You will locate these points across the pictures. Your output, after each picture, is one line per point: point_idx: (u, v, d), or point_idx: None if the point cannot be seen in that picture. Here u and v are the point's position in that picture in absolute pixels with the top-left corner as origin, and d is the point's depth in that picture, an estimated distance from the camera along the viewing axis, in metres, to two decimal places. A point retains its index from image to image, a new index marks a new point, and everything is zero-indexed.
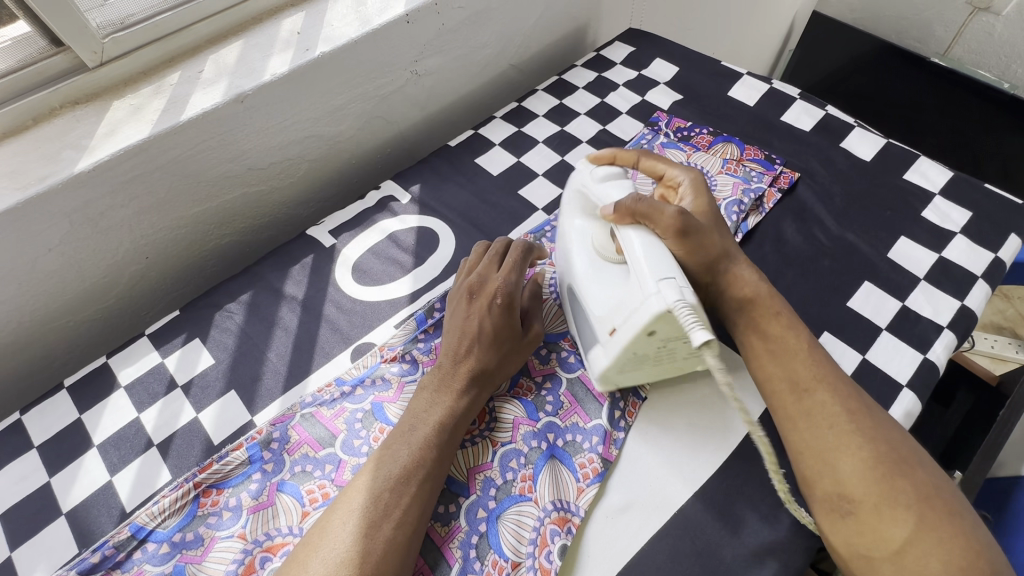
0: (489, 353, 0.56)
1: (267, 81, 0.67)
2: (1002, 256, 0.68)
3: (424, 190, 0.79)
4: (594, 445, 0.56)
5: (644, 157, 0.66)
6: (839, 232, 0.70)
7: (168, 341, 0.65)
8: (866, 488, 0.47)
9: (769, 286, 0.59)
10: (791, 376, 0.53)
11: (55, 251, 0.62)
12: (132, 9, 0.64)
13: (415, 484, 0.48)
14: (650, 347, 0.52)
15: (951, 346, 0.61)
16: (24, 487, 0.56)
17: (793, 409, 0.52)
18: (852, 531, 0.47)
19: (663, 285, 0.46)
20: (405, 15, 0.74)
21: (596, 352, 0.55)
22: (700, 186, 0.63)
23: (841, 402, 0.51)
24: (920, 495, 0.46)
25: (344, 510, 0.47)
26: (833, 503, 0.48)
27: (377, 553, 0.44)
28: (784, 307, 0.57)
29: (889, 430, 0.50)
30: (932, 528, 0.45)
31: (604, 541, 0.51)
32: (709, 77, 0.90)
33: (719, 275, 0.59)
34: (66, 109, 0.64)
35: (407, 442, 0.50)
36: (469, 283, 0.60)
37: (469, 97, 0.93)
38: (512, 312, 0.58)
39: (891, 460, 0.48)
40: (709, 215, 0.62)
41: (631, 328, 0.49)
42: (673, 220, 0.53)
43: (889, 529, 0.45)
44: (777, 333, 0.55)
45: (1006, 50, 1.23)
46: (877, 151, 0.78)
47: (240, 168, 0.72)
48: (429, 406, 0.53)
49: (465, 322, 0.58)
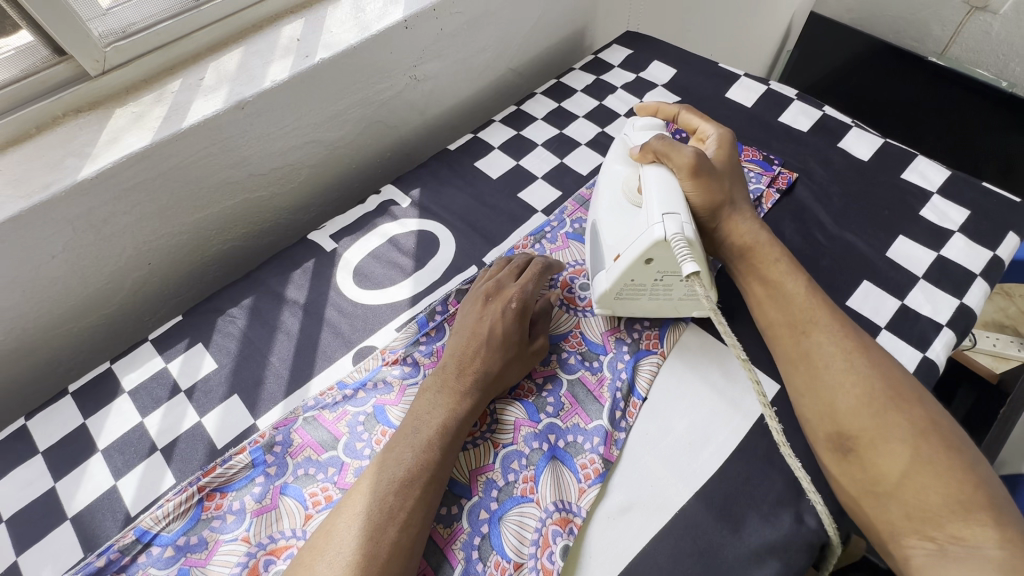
0: (496, 356, 0.57)
1: (268, 87, 0.68)
2: (1000, 253, 0.68)
3: (424, 194, 0.79)
4: (596, 446, 0.56)
5: (683, 111, 0.71)
6: (837, 232, 0.71)
7: (171, 346, 0.66)
8: (862, 422, 0.49)
9: (770, 235, 0.61)
10: (790, 318, 0.56)
11: (59, 258, 0.63)
12: (133, 17, 0.65)
13: (420, 486, 0.49)
14: (648, 278, 0.57)
15: (951, 343, 0.61)
16: (30, 492, 0.57)
17: (791, 350, 0.55)
18: (855, 468, 0.49)
19: (665, 219, 0.54)
20: (403, 20, 0.75)
21: (599, 278, 0.60)
22: (724, 142, 0.66)
23: (837, 343, 0.53)
24: (915, 431, 0.48)
25: (349, 512, 0.47)
26: (834, 441, 0.50)
27: (384, 555, 0.45)
28: (784, 254, 0.59)
29: (887, 367, 0.52)
30: (930, 460, 0.46)
31: (606, 541, 0.51)
32: (706, 78, 0.90)
33: (722, 222, 0.61)
34: (68, 117, 0.65)
35: (411, 444, 0.51)
36: (486, 287, 0.62)
37: (467, 102, 0.94)
38: (524, 320, 0.60)
39: (887, 396, 0.49)
40: (727, 165, 0.64)
41: (631, 253, 0.55)
42: (688, 159, 0.58)
43: (886, 461, 0.47)
44: (776, 278, 0.58)
45: (1004, 49, 1.23)
46: (875, 150, 0.79)
47: (241, 174, 0.73)
48: (432, 407, 0.54)
49: (478, 323, 0.59)
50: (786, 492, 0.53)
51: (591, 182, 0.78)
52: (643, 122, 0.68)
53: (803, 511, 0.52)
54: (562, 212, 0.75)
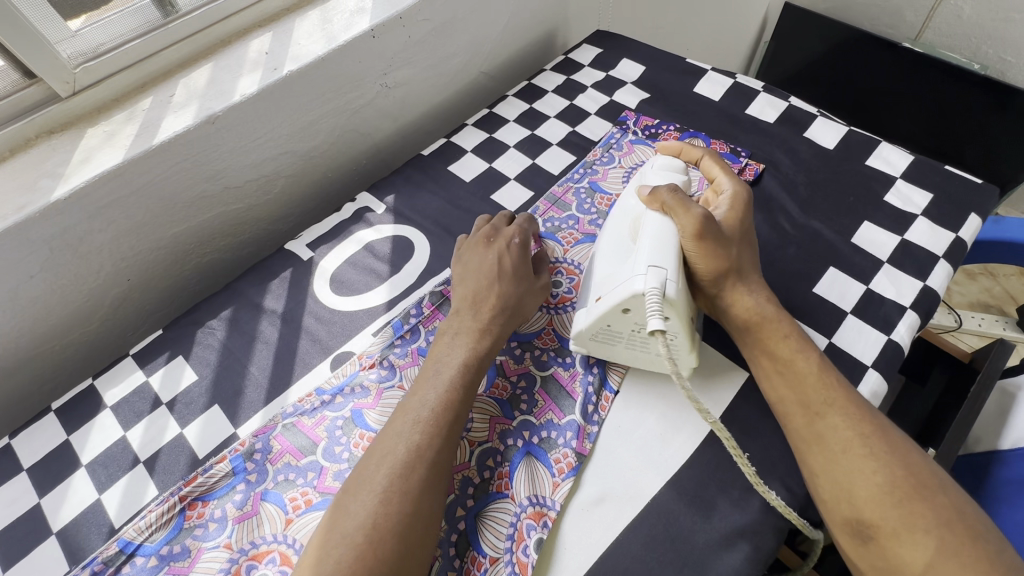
0: (509, 288, 0.60)
1: (237, 101, 0.69)
2: (963, 235, 0.69)
3: (398, 200, 0.80)
4: (569, 440, 0.57)
5: (706, 158, 0.69)
6: (803, 220, 0.72)
7: (152, 360, 0.67)
8: (885, 512, 0.47)
9: (776, 308, 0.59)
10: (803, 398, 0.54)
11: (37, 278, 0.64)
12: (102, 38, 0.66)
13: (444, 425, 0.51)
14: (625, 326, 0.57)
15: (915, 325, 0.63)
16: (15, 509, 0.58)
17: (804, 433, 0.53)
18: (875, 556, 0.48)
19: (648, 271, 0.54)
20: (370, 30, 0.76)
21: (579, 316, 0.60)
22: (736, 200, 0.63)
23: (855, 427, 0.51)
24: (939, 520, 0.47)
25: (379, 455, 0.49)
26: (853, 527, 0.48)
27: (415, 490, 0.47)
28: (793, 330, 0.58)
29: (906, 453, 0.50)
30: (955, 553, 0.45)
31: (579, 533, 0.52)
32: (674, 75, 0.91)
33: (726, 289, 0.60)
34: (41, 138, 0.66)
35: (433, 386, 0.53)
36: (485, 231, 0.65)
37: (440, 106, 0.95)
38: (527, 253, 0.64)
39: (910, 486, 0.48)
40: (738, 228, 0.62)
41: (611, 300, 0.56)
42: (695, 221, 0.58)
43: (909, 553, 0.46)
44: (787, 357, 0.56)
45: (975, 32, 1.25)
46: (840, 139, 0.80)
47: (215, 188, 0.74)
48: (450, 349, 0.56)
49: (486, 262, 0.62)
50: None
51: (563, 181, 0.79)
52: (661, 163, 0.67)
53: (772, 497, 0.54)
54: (535, 212, 0.76)
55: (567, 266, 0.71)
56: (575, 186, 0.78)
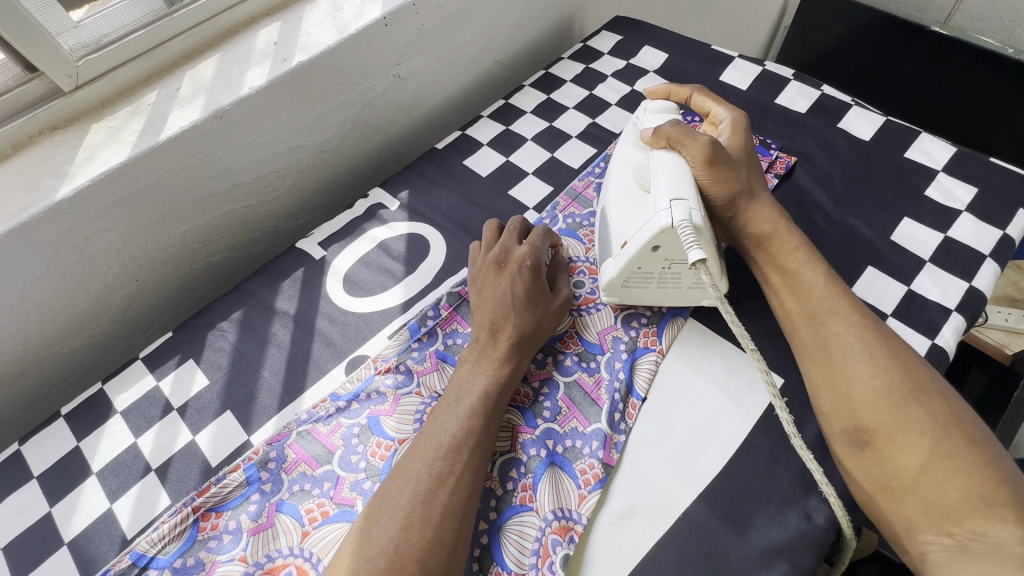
0: (526, 316, 0.57)
1: (246, 95, 0.66)
2: (1010, 232, 0.65)
3: (412, 196, 0.77)
4: (595, 450, 0.54)
5: (697, 93, 0.69)
6: (839, 217, 0.68)
7: (162, 364, 0.65)
8: (880, 416, 0.47)
9: (788, 222, 0.59)
10: (807, 308, 0.54)
11: (43, 280, 0.62)
12: (105, 29, 0.63)
13: (465, 451, 0.49)
14: (655, 265, 0.56)
15: (961, 329, 0.59)
16: (25, 518, 0.56)
17: (810, 341, 0.53)
18: (872, 463, 0.47)
19: (673, 205, 0.53)
20: (383, 17, 0.73)
21: (607, 266, 0.59)
22: (737, 125, 0.64)
23: (857, 333, 0.51)
24: (936, 423, 0.46)
25: (402, 477, 0.47)
26: (850, 434, 0.48)
27: (438, 516, 0.45)
28: (803, 243, 0.57)
29: (907, 358, 0.50)
30: (950, 456, 0.45)
31: (608, 548, 0.50)
32: (698, 62, 0.87)
33: (740, 211, 0.59)
34: (44, 135, 0.63)
35: (455, 413, 0.51)
36: (494, 254, 0.61)
37: (454, 98, 0.91)
38: (541, 276, 0.60)
39: (908, 390, 0.47)
40: (742, 152, 0.63)
41: (639, 241, 0.54)
42: (704, 147, 0.57)
43: (906, 457, 0.46)
44: (793, 268, 0.56)
45: (1009, 15, 1.19)
46: (877, 130, 0.76)
47: (223, 185, 0.71)
48: (472, 376, 0.54)
49: (497, 289, 0.58)
50: (793, 493, 0.52)
51: (584, 175, 0.76)
52: (655, 105, 0.65)
53: (812, 513, 0.51)
54: (555, 208, 0.73)
55: (590, 265, 0.68)
56: (596, 180, 0.75)
